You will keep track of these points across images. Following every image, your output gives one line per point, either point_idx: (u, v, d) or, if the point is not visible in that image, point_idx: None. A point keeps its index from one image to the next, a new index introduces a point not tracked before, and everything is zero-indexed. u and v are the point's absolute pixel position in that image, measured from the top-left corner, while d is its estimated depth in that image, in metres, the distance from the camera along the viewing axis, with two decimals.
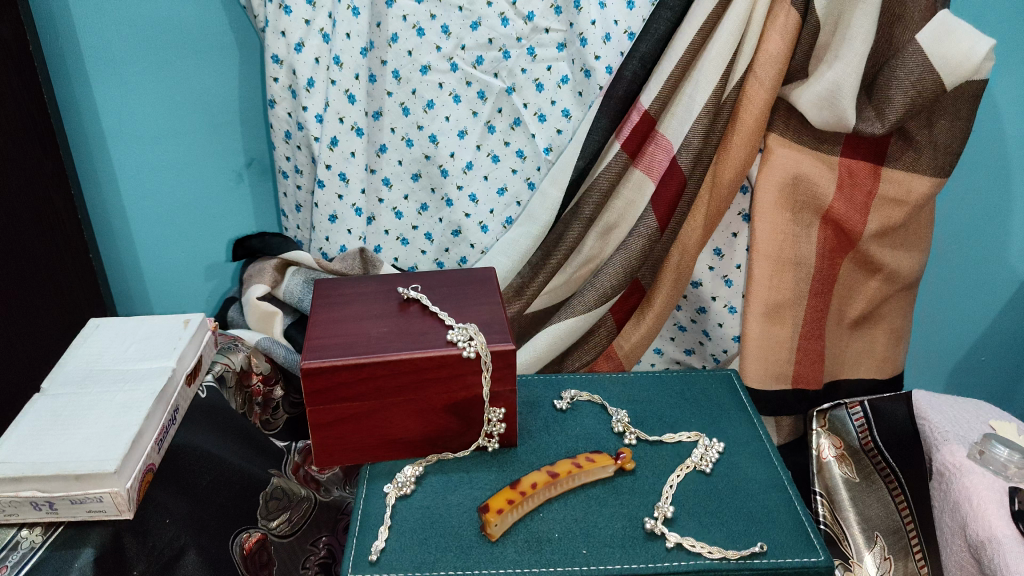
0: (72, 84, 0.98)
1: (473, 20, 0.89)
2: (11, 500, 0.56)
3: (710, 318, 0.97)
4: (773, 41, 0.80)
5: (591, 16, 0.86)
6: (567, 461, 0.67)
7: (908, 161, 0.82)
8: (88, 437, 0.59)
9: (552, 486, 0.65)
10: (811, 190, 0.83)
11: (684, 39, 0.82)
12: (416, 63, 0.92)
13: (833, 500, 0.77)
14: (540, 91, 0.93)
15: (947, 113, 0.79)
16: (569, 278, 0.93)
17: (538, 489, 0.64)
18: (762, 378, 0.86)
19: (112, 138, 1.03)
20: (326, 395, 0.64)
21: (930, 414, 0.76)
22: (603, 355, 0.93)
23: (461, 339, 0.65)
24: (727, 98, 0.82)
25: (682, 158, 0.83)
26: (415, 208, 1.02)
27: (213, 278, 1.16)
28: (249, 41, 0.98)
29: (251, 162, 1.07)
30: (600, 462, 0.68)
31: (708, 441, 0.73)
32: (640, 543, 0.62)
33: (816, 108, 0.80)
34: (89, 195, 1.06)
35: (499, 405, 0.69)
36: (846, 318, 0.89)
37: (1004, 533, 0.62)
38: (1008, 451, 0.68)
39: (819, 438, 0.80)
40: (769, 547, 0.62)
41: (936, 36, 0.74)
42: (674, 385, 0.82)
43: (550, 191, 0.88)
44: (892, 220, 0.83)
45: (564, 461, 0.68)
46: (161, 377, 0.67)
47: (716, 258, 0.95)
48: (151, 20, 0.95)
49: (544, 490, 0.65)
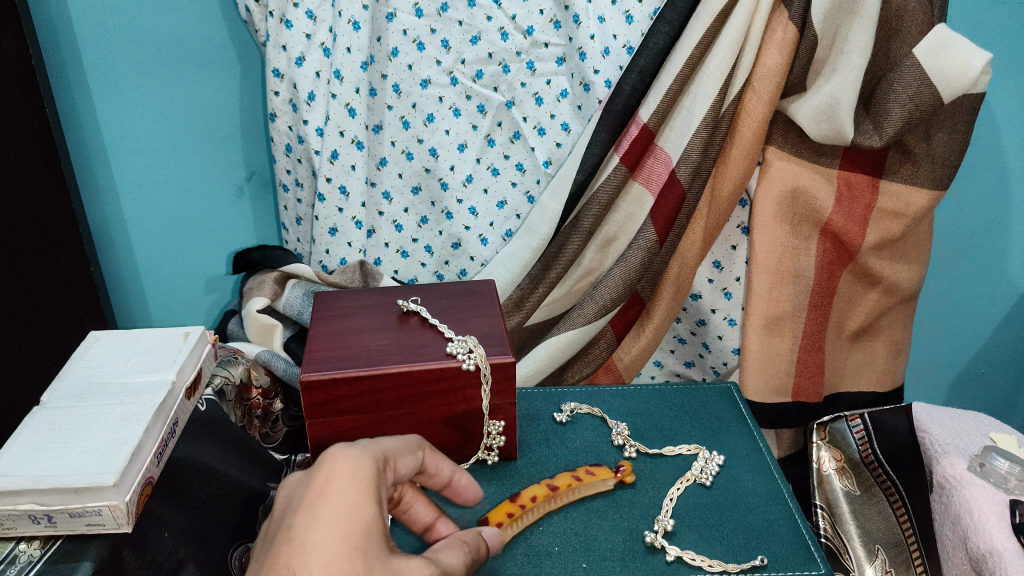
0: (74, 97, 0.98)
1: (473, 35, 0.90)
2: (11, 513, 0.56)
3: (710, 331, 0.97)
4: (771, 55, 0.80)
5: (590, 31, 0.86)
6: (567, 474, 0.67)
7: (907, 174, 0.82)
8: (88, 451, 0.59)
9: (552, 500, 0.65)
10: (811, 203, 0.84)
11: (683, 52, 0.81)
12: (416, 77, 0.92)
13: (833, 513, 0.77)
14: (540, 105, 0.93)
15: (945, 127, 0.79)
16: (569, 290, 0.93)
17: (538, 501, 0.64)
18: (762, 391, 0.87)
19: (113, 151, 1.03)
20: (326, 408, 0.64)
21: (930, 426, 0.76)
22: (603, 368, 0.93)
23: (461, 351, 0.65)
24: (727, 111, 0.82)
25: (682, 171, 0.83)
26: (415, 221, 1.02)
27: (213, 291, 1.17)
28: (249, 55, 0.99)
29: (252, 175, 1.07)
30: (600, 475, 0.68)
31: (708, 453, 0.73)
32: (640, 556, 0.62)
33: (814, 121, 0.80)
34: (90, 207, 1.06)
35: (499, 417, 0.70)
36: (846, 330, 0.90)
37: (1004, 546, 0.62)
38: (1009, 464, 0.68)
39: (819, 450, 0.80)
40: (770, 561, 0.62)
41: (934, 48, 0.73)
42: (674, 398, 0.82)
43: (550, 204, 0.89)
44: (890, 233, 0.83)
45: (563, 474, 0.68)
46: (161, 391, 0.67)
47: (716, 271, 0.95)
48: (151, 32, 0.95)
49: (544, 503, 0.65)
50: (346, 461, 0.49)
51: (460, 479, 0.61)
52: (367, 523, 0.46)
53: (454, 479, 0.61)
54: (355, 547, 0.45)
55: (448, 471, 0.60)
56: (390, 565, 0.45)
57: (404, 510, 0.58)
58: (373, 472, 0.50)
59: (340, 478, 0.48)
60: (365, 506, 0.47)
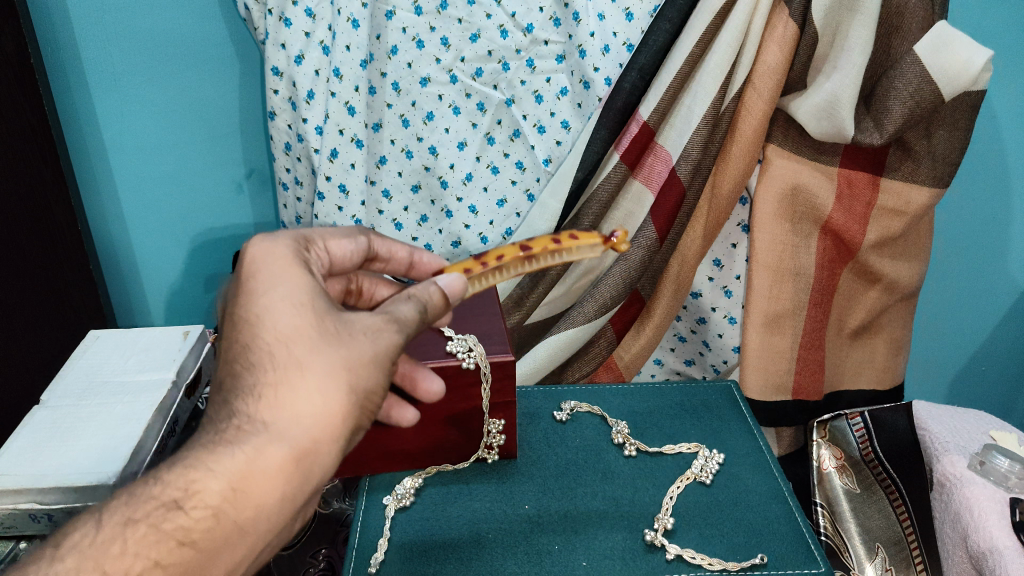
0: (73, 94, 0.98)
1: (472, 32, 0.89)
2: (11, 512, 0.57)
3: (710, 329, 0.97)
4: (771, 52, 0.79)
5: (590, 28, 0.86)
6: (546, 236, 0.58)
7: (907, 172, 0.82)
8: (87, 450, 0.59)
9: (524, 263, 0.58)
10: (811, 201, 0.83)
11: (683, 50, 0.81)
12: (416, 75, 0.92)
13: (833, 511, 0.77)
14: (539, 103, 0.93)
15: (946, 124, 0.78)
16: (569, 288, 0.93)
17: (506, 262, 0.58)
18: (762, 389, 0.87)
19: (113, 150, 1.03)
20: None
21: (930, 425, 0.76)
22: (603, 366, 0.94)
23: (461, 350, 0.65)
24: (727, 109, 0.82)
25: (682, 170, 0.83)
26: (415, 219, 1.03)
27: (212, 289, 1.17)
28: (248, 52, 0.98)
29: (251, 173, 1.07)
30: (583, 240, 0.57)
31: (708, 452, 0.73)
32: (640, 555, 0.62)
33: (815, 119, 0.79)
34: (90, 206, 1.07)
35: (499, 416, 0.69)
36: (846, 328, 0.90)
37: (1004, 543, 0.63)
38: (1009, 462, 0.68)
39: (819, 448, 0.80)
40: (770, 559, 0.62)
41: (935, 46, 0.73)
42: (673, 396, 0.82)
43: (550, 202, 0.88)
44: (891, 231, 0.83)
45: (543, 236, 0.58)
46: (163, 388, 0.67)
47: (716, 269, 0.95)
48: (150, 29, 0.95)
49: (515, 265, 0.58)
50: (268, 250, 0.49)
51: (420, 257, 0.66)
52: (306, 288, 0.46)
53: (414, 259, 0.66)
54: (304, 304, 0.44)
55: (403, 253, 0.65)
56: (342, 316, 0.45)
57: (369, 298, 0.69)
58: (296, 254, 0.50)
59: (263, 260, 0.48)
60: (301, 277, 0.47)
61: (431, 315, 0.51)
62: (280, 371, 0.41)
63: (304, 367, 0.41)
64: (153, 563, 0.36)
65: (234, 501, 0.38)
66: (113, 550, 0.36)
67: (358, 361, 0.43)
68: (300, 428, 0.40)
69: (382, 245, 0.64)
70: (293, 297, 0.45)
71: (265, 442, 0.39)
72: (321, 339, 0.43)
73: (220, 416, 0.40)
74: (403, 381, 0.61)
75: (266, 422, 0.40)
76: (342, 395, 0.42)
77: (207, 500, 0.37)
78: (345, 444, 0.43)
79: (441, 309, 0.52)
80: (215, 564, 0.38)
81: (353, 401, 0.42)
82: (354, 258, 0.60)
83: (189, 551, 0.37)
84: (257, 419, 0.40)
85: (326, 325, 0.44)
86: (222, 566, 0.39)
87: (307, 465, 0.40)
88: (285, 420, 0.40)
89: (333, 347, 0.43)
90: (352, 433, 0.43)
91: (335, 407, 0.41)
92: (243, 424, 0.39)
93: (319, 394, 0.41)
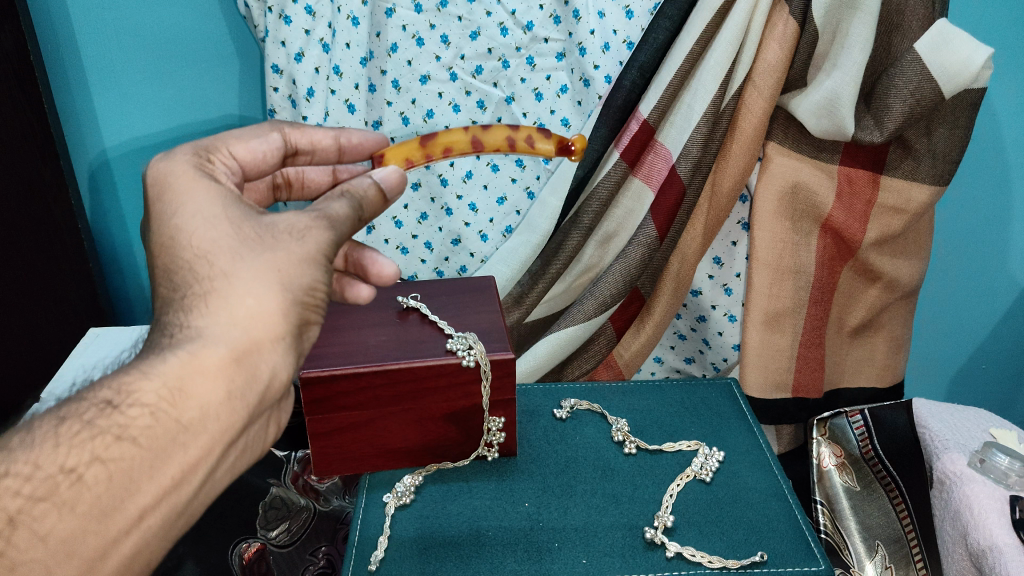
0: (72, 91, 0.97)
1: (472, 30, 0.89)
2: None
3: (710, 327, 0.97)
4: (772, 49, 0.79)
5: (590, 26, 0.86)
6: (499, 139, 0.64)
7: (907, 170, 0.82)
8: None
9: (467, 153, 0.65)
10: (811, 199, 0.84)
11: (683, 47, 0.81)
12: (416, 72, 0.92)
13: (833, 509, 0.76)
14: (540, 101, 0.93)
15: (946, 122, 0.78)
16: (569, 286, 0.94)
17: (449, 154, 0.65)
18: (763, 387, 0.87)
19: (112, 148, 1.02)
20: (325, 404, 0.64)
21: (930, 422, 0.76)
22: (603, 364, 0.94)
23: (461, 347, 0.65)
24: (727, 106, 0.82)
25: (682, 167, 0.83)
26: (415, 216, 1.01)
27: None
28: (249, 50, 0.97)
29: None
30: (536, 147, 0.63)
31: (709, 449, 0.73)
32: (640, 552, 0.62)
33: (815, 117, 0.79)
34: (89, 204, 1.06)
35: (499, 413, 0.69)
36: (846, 326, 0.90)
37: (1004, 541, 0.63)
38: (1009, 460, 0.69)
39: (819, 446, 0.79)
40: (770, 556, 0.62)
41: (935, 44, 0.73)
42: (674, 395, 0.82)
43: (550, 200, 0.89)
44: (891, 229, 0.83)
45: (495, 136, 0.64)
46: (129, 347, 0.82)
47: (716, 267, 0.95)
48: (148, 27, 0.93)
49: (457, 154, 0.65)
50: (169, 170, 0.48)
51: (347, 139, 0.64)
52: (224, 204, 0.46)
53: (340, 141, 0.64)
54: (219, 215, 0.45)
55: (327, 141, 0.63)
56: (262, 220, 0.45)
57: (301, 185, 0.68)
58: (198, 168, 0.49)
59: (176, 180, 0.47)
60: (212, 190, 0.47)
61: (367, 212, 0.52)
62: (208, 284, 0.41)
63: (230, 276, 0.41)
64: (91, 457, 0.35)
65: (173, 401, 0.37)
66: (47, 447, 0.35)
67: (284, 261, 0.43)
68: (235, 330, 0.40)
69: (301, 136, 0.62)
70: (204, 212, 0.45)
71: (199, 346, 0.39)
72: (243, 244, 0.43)
73: (156, 329, 0.40)
74: (356, 265, 0.64)
75: (200, 330, 0.40)
76: (277, 294, 0.42)
77: (143, 399, 0.37)
78: (293, 344, 0.43)
79: (377, 203, 0.53)
80: (167, 464, 0.37)
81: (291, 301, 0.42)
82: (273, 157, 0.59)
83: (131, 447, 0.36)
84: (190, 328, 0.40)
85: (244, 229, 0.44)
86: (175, 465, 0.37)
87: (249, 366, 0.41)
88: (219, 324, 0.40)
89: (257, 251, 0.43)
90: (300, 329, 0.44)
91: (271, 307, 0.42)
92: (176, 333, 0.39)
93: (253, 297, 0.41)
